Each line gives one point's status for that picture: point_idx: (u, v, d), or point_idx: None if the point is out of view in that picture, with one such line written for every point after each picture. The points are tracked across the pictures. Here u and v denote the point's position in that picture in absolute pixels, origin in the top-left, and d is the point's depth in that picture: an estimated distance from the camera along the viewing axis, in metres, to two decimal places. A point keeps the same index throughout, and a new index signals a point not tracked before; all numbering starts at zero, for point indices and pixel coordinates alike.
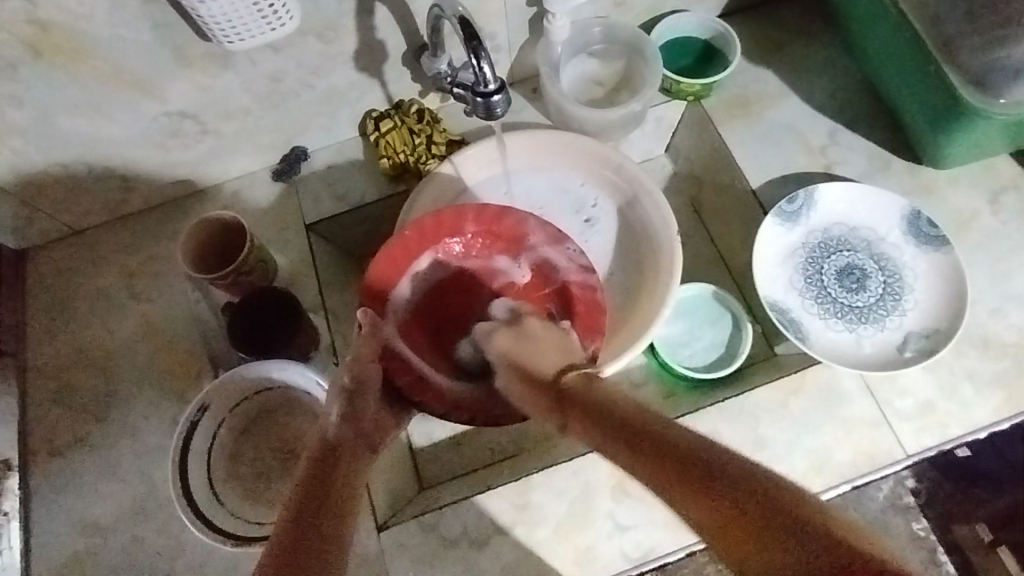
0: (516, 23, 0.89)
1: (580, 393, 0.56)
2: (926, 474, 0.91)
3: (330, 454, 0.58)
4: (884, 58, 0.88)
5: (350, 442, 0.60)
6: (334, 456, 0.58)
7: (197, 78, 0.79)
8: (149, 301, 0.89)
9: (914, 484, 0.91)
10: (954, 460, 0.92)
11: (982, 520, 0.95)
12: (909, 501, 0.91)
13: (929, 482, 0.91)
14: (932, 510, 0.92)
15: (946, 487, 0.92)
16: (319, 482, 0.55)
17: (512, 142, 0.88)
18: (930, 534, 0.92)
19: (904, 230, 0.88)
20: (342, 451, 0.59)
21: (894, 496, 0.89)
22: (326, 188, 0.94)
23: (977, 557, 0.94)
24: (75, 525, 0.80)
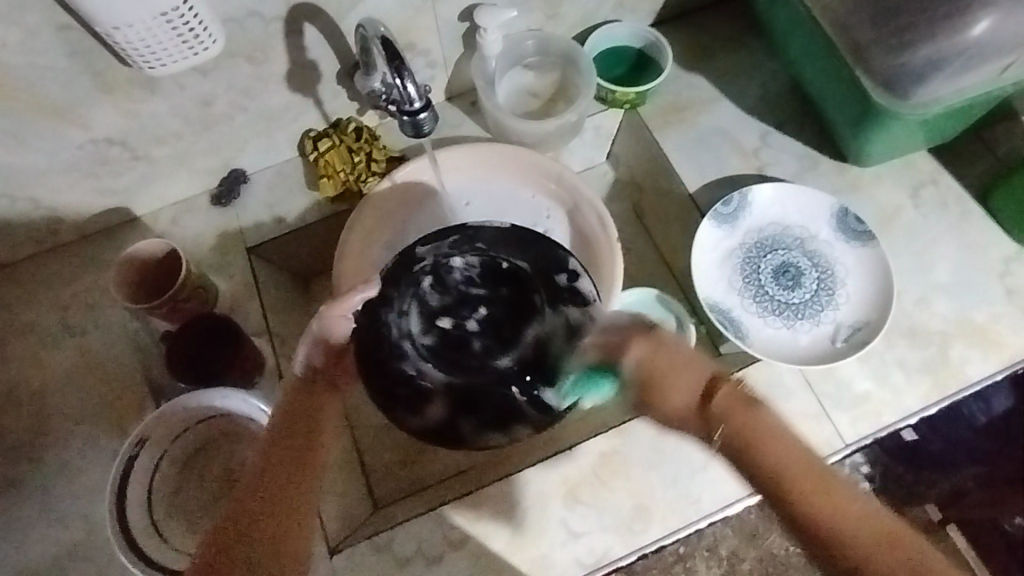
0: (450, 38, 0.89)
1: (740, 425, 0.53)
2: (880, 459, 0.96)
3: (304, 400, 0.74)
4: (804, 62, 0.91)
5: (329, 381, 0.74)
6: (309, 396, 0.73)
7: (123, 104, 0.78)
8: (85, 333, 0.87)
9: (869, 470, 0.95)
10: (901, 443, 0.96)
11: (932, 501, 1.00)
12: (865, 487, 0.95)
13: (883, 466, 0.96)
14: (887, 492, 0.96)
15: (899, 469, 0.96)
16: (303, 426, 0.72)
17: (447, 156, 0.91)
18: (886, 517, 0.97)
19: (834, 227, 0.92)
20: (340, 384, 0.74)
21: (851, 482, 0.94)
22: (266, 210, 0.93)
23: (928, 538, 0.98)
24: (10, 572, 0.77)
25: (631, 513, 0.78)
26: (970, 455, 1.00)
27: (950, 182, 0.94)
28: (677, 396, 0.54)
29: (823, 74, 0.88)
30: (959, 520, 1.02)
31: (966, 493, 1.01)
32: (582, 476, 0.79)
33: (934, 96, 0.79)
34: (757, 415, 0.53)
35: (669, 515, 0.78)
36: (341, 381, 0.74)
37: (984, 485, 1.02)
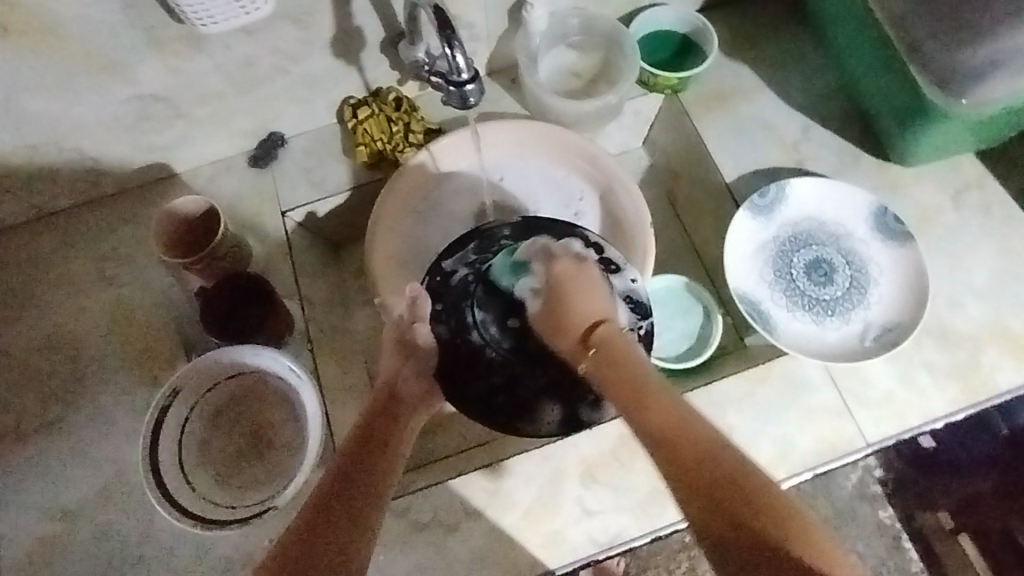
0: (495, 12, 0.89)
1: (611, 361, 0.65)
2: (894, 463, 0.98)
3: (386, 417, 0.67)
4: (853, 55, 0.89)
5: (406, 408, 0.68)
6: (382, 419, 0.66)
7: (170, 61, 0.78)
8: (121, 285, 0.89)
9: (882, 474, 0.98)
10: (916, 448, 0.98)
11: (946, 508, 0.99)
12: (875, 490, 0.97)
13: (897, 471, 0.98)
14: (899, 498, 0.98)
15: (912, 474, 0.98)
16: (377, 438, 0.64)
17: (486, 130, 0.91)
18: (896, 522, 0.98)
19: (871, 226, 0.90)
20: (401, 409, 0.68)
21: (863, 485, 0.97)
22: (302, 174, 0.94)
23: (938, 543, 0.99)
24: (43, 509, 0.80)
25: (646, 497, 0.79)
26: (989, 464, 0.99)
27: (995, 187, 0.92)
28: (582, 305, 0.69)
29: (872, 68, 0.86)
30: (975, 531, 0.99)
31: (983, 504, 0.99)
32: (600, 457, 0.80)
33: (989, 98, 0.76)
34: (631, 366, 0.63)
35: None
36: (406, 408, 0.68)
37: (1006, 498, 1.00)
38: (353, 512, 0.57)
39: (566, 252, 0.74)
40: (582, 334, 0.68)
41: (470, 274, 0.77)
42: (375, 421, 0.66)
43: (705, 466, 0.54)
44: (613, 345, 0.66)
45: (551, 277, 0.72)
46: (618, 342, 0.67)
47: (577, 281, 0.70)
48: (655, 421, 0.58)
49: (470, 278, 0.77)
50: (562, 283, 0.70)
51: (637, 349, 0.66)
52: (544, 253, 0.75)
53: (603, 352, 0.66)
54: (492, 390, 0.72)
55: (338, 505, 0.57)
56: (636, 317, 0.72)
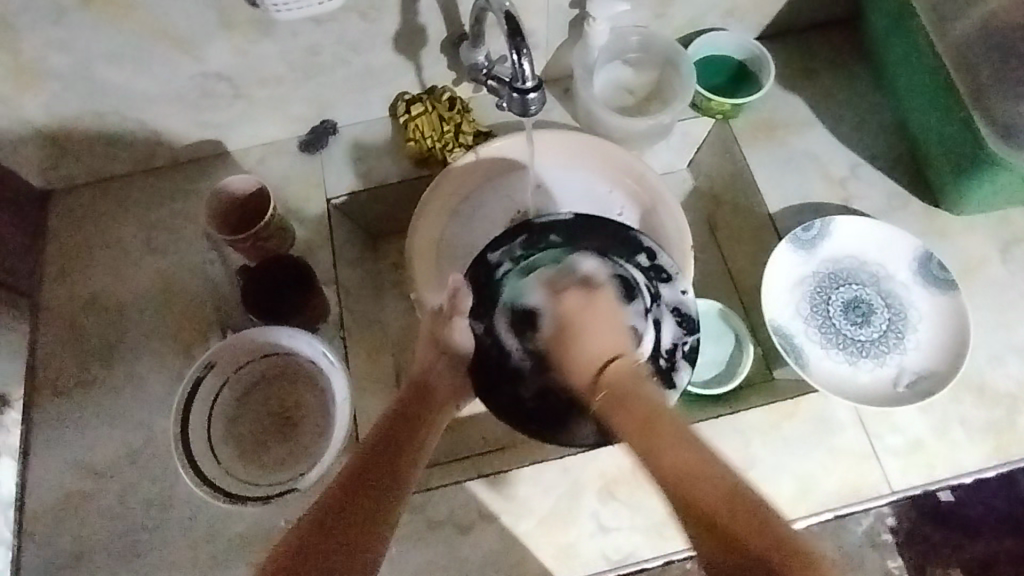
0: (556, 23, 0.90)
1: (624, 392, 0.70)
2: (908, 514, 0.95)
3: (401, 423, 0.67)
4: (913, 98, 0.88)
5: (443, 391, 0.72)
6: (407, 426, 0.67)
7: (238, 43, 0.80)
8: (165, 255, 0.91)
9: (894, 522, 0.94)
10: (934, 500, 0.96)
11: (958, 565, 0.97)
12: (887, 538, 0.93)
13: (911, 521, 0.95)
14: (912, 550, 0.94)
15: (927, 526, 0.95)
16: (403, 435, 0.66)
17: (538, 139, 0.92)
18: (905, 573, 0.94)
19: (915, 270, 0.89)
20: (432, 399, 0.71)
21: (875, 532, 0.92)
22: (350, 164, 0.96)
23: None
24: (70, 466, 0.82)
25: (662, 519, 0.78)
26: (1006, 523, 0.97)
27: None
28: (592, 345, 0.75)
29: (931, 113, 0.85)
30: None
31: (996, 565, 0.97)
32: (619, 474, 0.80)
33: None
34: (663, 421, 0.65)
35: None
36: (439, 397, 0.71)
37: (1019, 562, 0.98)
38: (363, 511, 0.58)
39: (570, 278, 0.79)
40: (595, 372, 0.73)
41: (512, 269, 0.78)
42: (408, 405, 0.70)
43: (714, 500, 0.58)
44: (626, 382, 0.71)
45: (560, 309, 0.78)
46: (631, 382, 0.71)
47: (585, 316, 0.77)
48: (667, 456, 0.62)
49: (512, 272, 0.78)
50: (574, 317, 0.77)
51: (648, 383, 0.71)
52: (548, 284, 0.78)
53: (615, 393, 0.70)
54: (522, 393, 0.74)
55: (349, 501, 0.58)
56: (681, 332, 0.75)
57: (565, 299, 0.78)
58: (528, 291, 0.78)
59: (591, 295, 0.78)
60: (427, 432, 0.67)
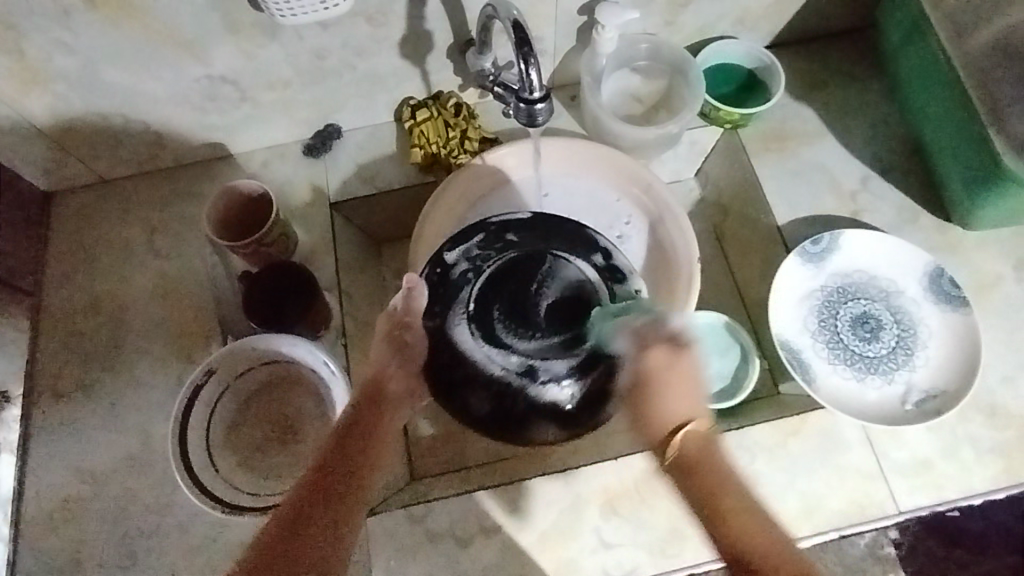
0: (565, 29, 0.89)
1: (699, 461, 0.56)
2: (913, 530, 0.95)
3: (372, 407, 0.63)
4: (927, 111, 0.87)
5: (394, 395, 0.63)
6: (369, 409, 0.63)
7: (243, 46, 0.79)
8: (168, 258, 0.90)
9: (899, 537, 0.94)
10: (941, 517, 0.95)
11: None
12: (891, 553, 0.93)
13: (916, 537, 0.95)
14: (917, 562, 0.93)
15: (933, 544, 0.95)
16: (360, 437, 0.61)
17: (544, 146, 0.90)
18: None
19: (925, 287, 0.88)
20: (386, 401, 0.63)
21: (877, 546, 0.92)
22: (354, 169, 0.95)
23: None
24: (68, 470, 0.81)
25: (665, 536, 0.77)
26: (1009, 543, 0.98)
27: None
28: (666, 403, 0.57)
29: (944, 127, 0.84)
30: None
31: None
32: (622, 489, 0.79)
33: None
34: (717, 468, 0.56)
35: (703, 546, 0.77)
36: (389, 404, 0.63)
37: None
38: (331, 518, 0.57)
39: (654, 325, 0.58)
40: (667, 432, 0.56)
41: (470, 270, 0.62)
42: (358, 412, 0.63)
43: (769, 557, 0.52)
44: (694, 447, 0.56)
45: (636, 361, 0.57)
46: (707, 447, 0.56)
47: (670, 380, 0.57)
48: (733, 527, 0.54)
49: (470, 272, 0.62)
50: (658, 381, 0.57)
51: (719, 454, 0.56)
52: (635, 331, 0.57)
53: (697, 466, 0.56)
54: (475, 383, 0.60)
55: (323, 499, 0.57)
56: None
57: (651, 347, 0.57)
58: (618, 337, 0.58)
59: (675, 351, 0.57)
60: (381, 445, 0.62)
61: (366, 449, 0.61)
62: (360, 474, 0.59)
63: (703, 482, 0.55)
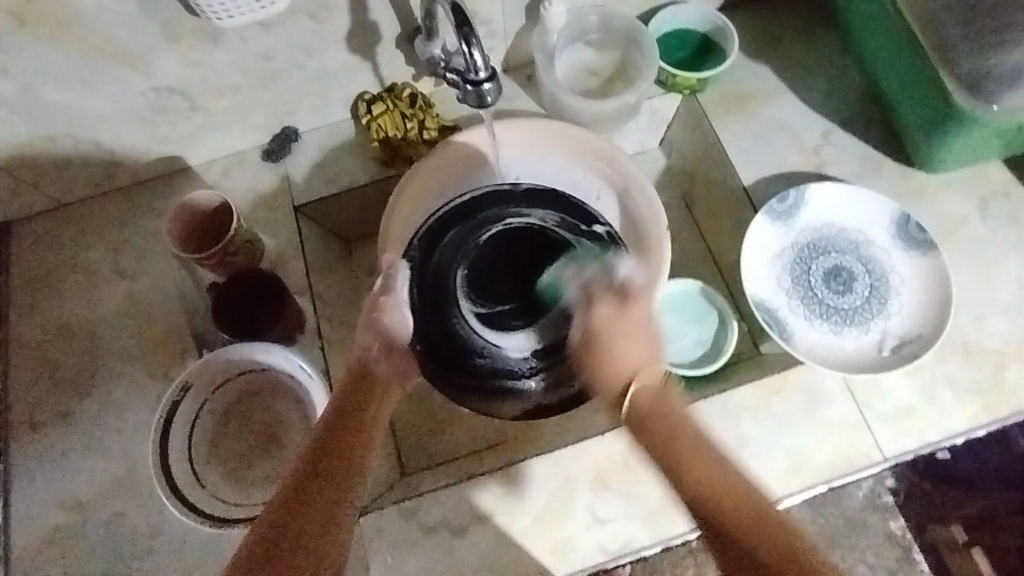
0: (512, 8, 0.87)
1: (656, 409, 0.67)
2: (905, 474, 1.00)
3: (343, 419, 0.65)
4: (879, 58, 0.87)
5: (383, 380, 0.71)
6: (360, 397, 0.68)
7: (185, 54, 0.78)
8: (134, 277, 0.89)
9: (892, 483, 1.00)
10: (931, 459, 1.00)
11: (959, 522, 1.00)
12: (886, 499, 0.99)
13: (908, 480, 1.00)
14: (910, 508, 1.00)
15: (924, 485, 0.99)
16: (349, 419, 0.65)
17: (502, 129, 0.89)
18: (906, 533, 0.99)
19: (893, 234, 0.88)
20: (375, 387, 0.70)
21: (873, 495, 0.99)
22: (315, 170, 0.94)
23: (948, 555, 0.99)
24: (54, 500, 0.80)
25: (657, 505, 0.77)
26: (1003, 478, 1.00)
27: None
28: (625, 350, 0.71)
29: (896, 73, 0.84)
30: (988, 545, 1.00)
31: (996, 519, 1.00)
32: (611, 464, 0.78)
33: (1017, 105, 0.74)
34: (680, 428, 0.65)
35: None
36: (378, 385, 0.70)
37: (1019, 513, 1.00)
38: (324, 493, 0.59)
39: (607, 286, 0.79)
40: (625, 385, 0.70)
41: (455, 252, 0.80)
42: (348, 397, 0.68)
43: (741, 509, 0.57)
44: (648, 403, 0.67)
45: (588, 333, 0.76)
46: (658, 407, 0.67)
47: (626, 321, 0.73)
48: (708, 476, 0.60)
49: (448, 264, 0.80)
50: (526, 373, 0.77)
51: (689, 423, 0.65)
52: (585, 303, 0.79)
53: (647, 416, 0.67)
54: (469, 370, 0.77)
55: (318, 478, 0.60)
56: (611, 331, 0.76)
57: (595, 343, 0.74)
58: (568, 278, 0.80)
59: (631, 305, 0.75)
60: (369, 430, 0.65)
61: (349, 441, 0.63)
62: (355, 451, 0.63)
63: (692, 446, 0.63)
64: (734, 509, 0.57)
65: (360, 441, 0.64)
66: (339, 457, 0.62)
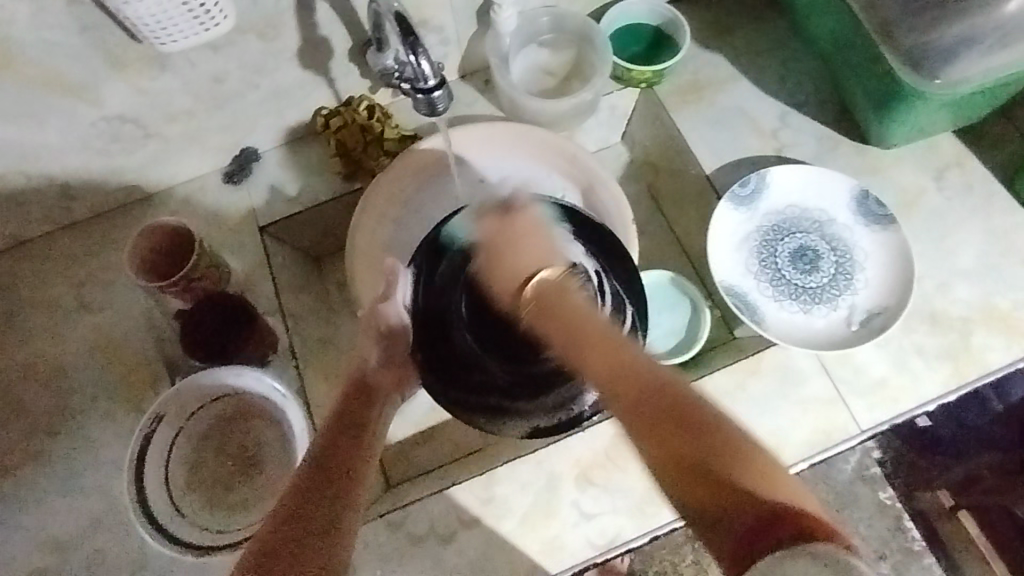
0: (463, 13, 0.88)
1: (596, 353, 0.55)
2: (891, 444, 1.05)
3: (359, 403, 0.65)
4: (827, 40, 0.88)
5: (380, 390, 0.67)
6: (362, 402, 0.65)
7: (133, 81, 0.77)
8: (101, 309, 0.87)
9: (880, 454, 1.04)
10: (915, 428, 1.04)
11: (945, 486, 1.05)
12: (875, 471, 1.04)
13: (894, 451, 1.04)
14: (900, 478, 1.05)
15: (912, 455, 1.04)
16: (349, 428, 0.62)
17: (457, 137, 0.90)
18: (896, 502, 1.05)
19: (854, 210, 0.90)
20: (374, 396, 0.66)
21: (861, 467, 1.04)
22: (279, 189, 0.93)
23: (937, 519, 1.05)
24: (32, 543, 0.78)
25: (642, 496, 0.78)
26: (984, 441, 1.04)
27: (975, 164, 0.92)
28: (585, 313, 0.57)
29: (844, 52, 0.86)
30: (974, 506, 1.04)
31: (980, 480, 1.04)
32: (594, 459, 0.79)
33: (961, 78, 0.74)
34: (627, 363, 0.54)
35: None
36: (379, 393, 0.67)
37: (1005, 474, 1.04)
38: (327, 497, 0.56)
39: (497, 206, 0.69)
40: (522, 283, 0.62)
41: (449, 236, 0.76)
42: (351, 403, 0.65)
43: (708, 447, 0.50)
44: (551, 295, 0.60)
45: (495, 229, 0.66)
46: (554, 299, 0.59)
47: (553, 287, 0.60)
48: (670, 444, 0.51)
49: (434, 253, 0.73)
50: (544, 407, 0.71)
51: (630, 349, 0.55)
52: None
53: (546, 306, 0.59)
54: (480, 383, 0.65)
55: (320, 481, 0.57)
56: None
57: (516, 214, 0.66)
58: None
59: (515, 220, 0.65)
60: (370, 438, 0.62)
61: (356, 440, 0.61)
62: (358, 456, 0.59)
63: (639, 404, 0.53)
64: (647, 395, 0.53)
65: (364, 446, 0.61)
66: (348, 461, 0.58)
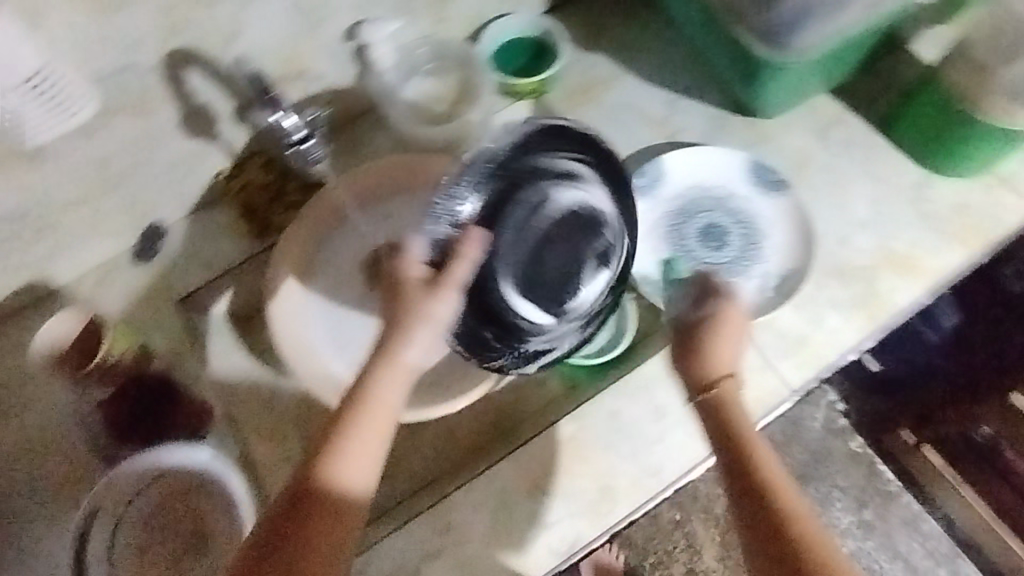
0: (341, 57, 0.89)
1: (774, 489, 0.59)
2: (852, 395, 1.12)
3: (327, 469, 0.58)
4: (694, 27, 0.92)
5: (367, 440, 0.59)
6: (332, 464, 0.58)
7: (13, 179, 0.75)
8: (23, 413, 0.84)
9: (845, 406, 1.12)
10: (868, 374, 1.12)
11: (907, 426, 1.13)
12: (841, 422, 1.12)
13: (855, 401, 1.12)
14: (864, 425, 1.13)
15: (871, 400, 1.13)
16: (313, 502, 0.56)
17: (353, 179, 0.92)
18: (865, 448, 1.12)
19: (750, 180, 0.92)
20: (354, 447, 0.59)
21: (830, 423, 1.11)
22: (191, 258, 0.92)
23: (906, 459, 1.12)
24: None
25: (596, 496, 0.79)
26: (933, 377, 1.12)
27: (853, 119, 0.96)
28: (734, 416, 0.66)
29: (713, 35, 0.89)
30: (936, 439, 1.12)
31: (936, 414, 1.12)
32: (543, 468, 0.80)
33: (810, 44, 0.78)
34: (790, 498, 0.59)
35: (632, 492, 0.79)
36: (363, 444, 0.59)
37: (956, 403, 1.12)
38: None
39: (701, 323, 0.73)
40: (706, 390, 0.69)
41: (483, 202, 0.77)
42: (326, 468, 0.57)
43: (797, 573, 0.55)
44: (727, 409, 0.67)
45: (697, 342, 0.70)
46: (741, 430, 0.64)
47: (723, 400, 0.67)
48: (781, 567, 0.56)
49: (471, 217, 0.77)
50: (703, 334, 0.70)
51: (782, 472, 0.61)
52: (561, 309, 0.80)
53: (727, 437, 0.65)
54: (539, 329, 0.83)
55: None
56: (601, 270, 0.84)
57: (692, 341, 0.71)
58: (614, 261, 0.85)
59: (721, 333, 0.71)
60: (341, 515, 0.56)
61: (316, 522, 0.55)
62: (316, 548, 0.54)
63: (756, 536, 0.58)
64: (805, 541, 0.56)
65: (330, 532, 0.55)
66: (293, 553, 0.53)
